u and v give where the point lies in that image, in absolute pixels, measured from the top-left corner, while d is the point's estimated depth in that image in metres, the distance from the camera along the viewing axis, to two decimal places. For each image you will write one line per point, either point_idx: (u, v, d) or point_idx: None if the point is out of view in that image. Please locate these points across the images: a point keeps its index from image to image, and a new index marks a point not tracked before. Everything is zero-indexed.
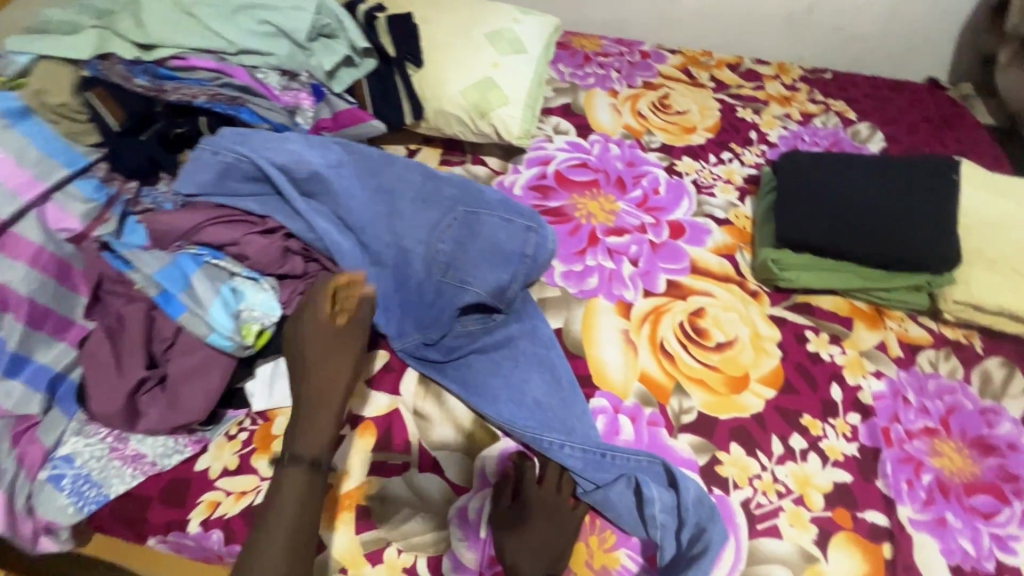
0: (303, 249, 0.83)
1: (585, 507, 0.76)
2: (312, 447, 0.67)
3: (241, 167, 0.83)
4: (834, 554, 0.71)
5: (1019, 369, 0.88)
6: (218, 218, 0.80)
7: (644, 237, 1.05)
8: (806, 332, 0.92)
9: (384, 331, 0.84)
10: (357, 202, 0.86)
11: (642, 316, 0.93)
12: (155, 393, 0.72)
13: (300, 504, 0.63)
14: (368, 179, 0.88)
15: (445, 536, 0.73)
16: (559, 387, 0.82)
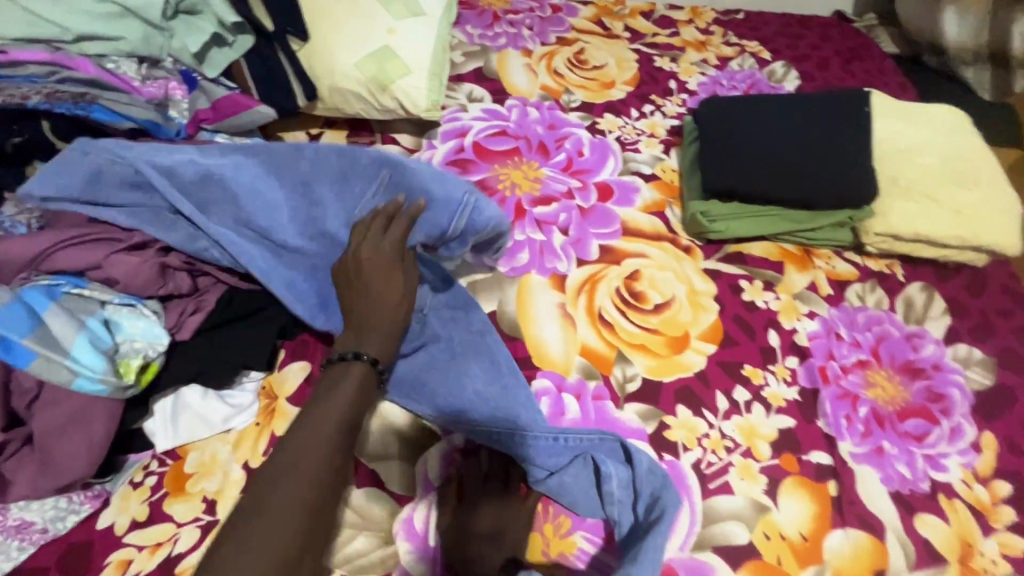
0: (185, 265, 0.73)
1: (536, 496, 0.73)
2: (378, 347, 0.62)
3: (117, 170, 0.73)
4: (785, 501, 0.71)
5: (937, 291, 0.91)
6: (71, 240, 0.68)
7: (572, 203, 1.00)
8: (740, 281, 0.91)
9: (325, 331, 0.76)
10: (264, 200, 0.76)
11: (578, 287, 0.90)
12: (25, 455, 0.62)
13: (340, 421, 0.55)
14: (282, 178, 0.77)
15: (392, 552, 0.68)
16: (501, 373, 0.77)
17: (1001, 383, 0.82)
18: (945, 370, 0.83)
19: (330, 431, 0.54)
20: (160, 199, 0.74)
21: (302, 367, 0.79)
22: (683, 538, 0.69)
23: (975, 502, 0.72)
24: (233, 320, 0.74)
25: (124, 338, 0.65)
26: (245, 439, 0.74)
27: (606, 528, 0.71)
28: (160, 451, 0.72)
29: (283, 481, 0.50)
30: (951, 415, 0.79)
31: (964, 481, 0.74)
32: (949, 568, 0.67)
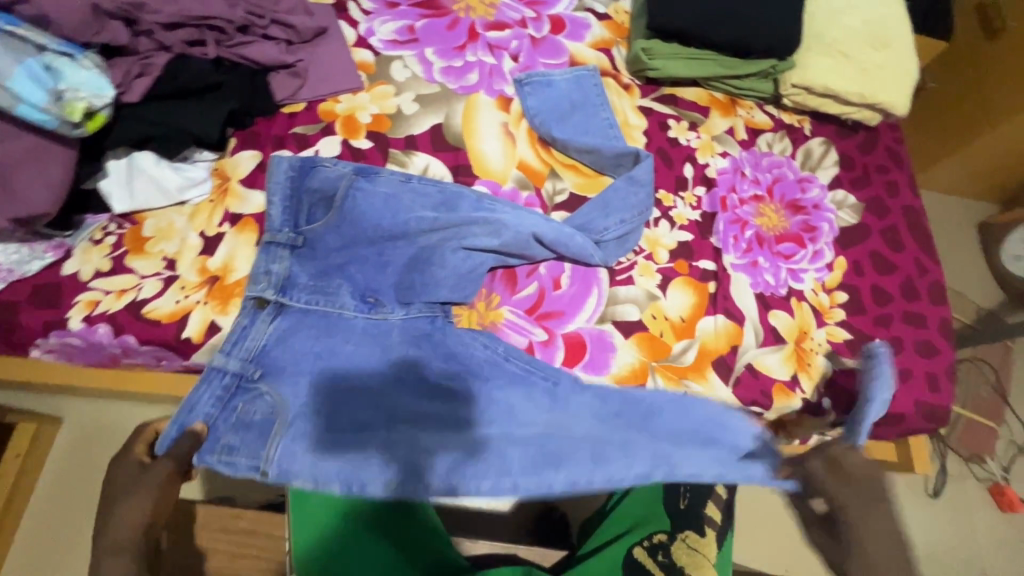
0: (120, 12, 0.73)
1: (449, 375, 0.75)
2: None
3: (323, 172, 0.80)
4: (672, 294, 0.87)
5: (835, 146, 1.04)
6: None
7: (524, 31, 1.03)
8: (669, 120, 1.00)
9: (382, 249, 0.80)
10: (410, 267, 0.80)
11: (521, 110, 0.96)
12: None
13: None
14: (387, 273, 0.80)
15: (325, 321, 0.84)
16: (440, 279, 0.78)
17: (862, 223, 0.99)
18: (822, 209, 0.98)
19: None
20: (360, 253, 0.80)
21: (253, 157, 0.84)
22: (590, 315, 0.83)
23: (818, 304, 0.90)
24: (182, 89, 0.77)
25: (66, 85, 0.66)
26: (200, 211, 0.80)
27: (528, 319, 0.81)
28: (116, 214, 0.77)
29: None
30: (817, 242, 0.95)
31: (813, 290, 0.91)
32: (787, 347, 0.86)
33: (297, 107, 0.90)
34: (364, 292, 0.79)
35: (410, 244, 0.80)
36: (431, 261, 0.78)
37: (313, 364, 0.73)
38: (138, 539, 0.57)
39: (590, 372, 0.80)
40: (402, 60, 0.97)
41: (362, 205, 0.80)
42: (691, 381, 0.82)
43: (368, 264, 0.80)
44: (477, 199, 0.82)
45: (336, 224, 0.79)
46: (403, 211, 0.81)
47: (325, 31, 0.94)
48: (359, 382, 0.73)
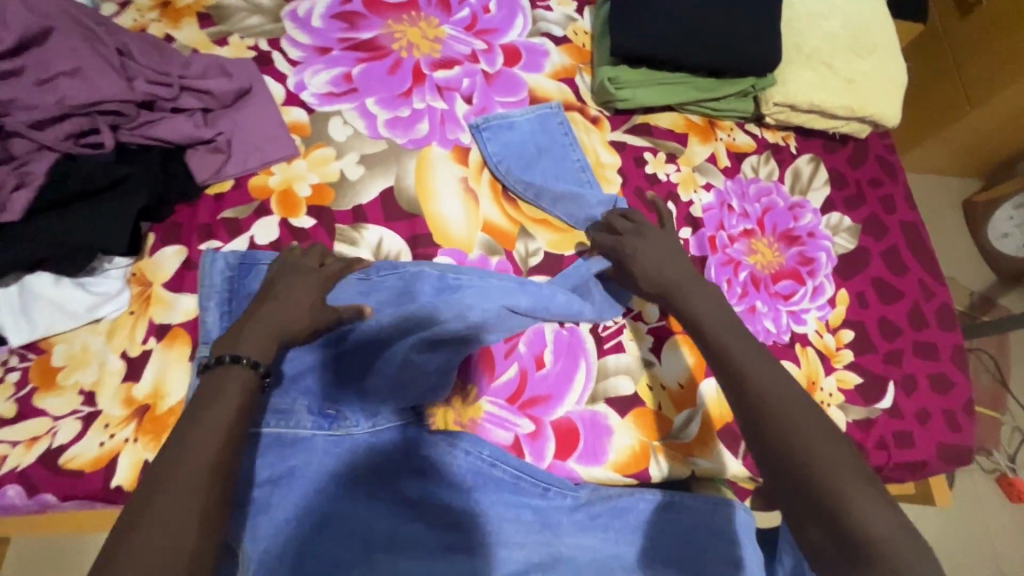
0: None
1: (429, 492, 0.67)
2: (259, 348, 0.53)
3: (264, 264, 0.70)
4: (667, 357, 0.78)
5: (824, 163, 0.96)
6: None
7: (475, 67, 0.93)
8: (645, 154, 0.91)
9: (345, 354, 0.69)
10: (382, 371, 0.68)
11: (481, 161, 0.86)
12: None
13: (239, 415, 0.48)
14: (354, 382, 0.69)
15: None
16: (419, 380, 0.68)
17: (861, 247, 0.92)
18: (817, 237, 0.90)
19: (221, 436, 0.46)
20: (324, 362, 0.69)
21: (177, 253, 0.73)
22: (580, 394, 0.75)
23: (824, 348, 0.83)
24: (72, 193, 0.67)
25: None
26: (119, 328, 0.69)
27: (511, 408, 0.73)
28: (18, 345, 0.66)
29: (183, 449, 0.44)
30: (816, 276, 0.87)
31: (817, 331, 0.84)
32: None
33: (224, 186, 0.78)
34: (324, 405, 0.68)
35: (381, 346, 0.69)
36: (408, 360, 0.68)
37: (281, 493, 0.62)
38: (275, 334, 0.56)
39: (586, 461, 0.73)
40: (341, 114, 0.86)
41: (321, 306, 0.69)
42: (698, 457, 0.74)
43: (333, 376, 0.69)
44: (447, 277, 0.74)
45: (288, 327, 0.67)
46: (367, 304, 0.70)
47: (248, 91, 0.83)
48: (332, 514, 0.64)
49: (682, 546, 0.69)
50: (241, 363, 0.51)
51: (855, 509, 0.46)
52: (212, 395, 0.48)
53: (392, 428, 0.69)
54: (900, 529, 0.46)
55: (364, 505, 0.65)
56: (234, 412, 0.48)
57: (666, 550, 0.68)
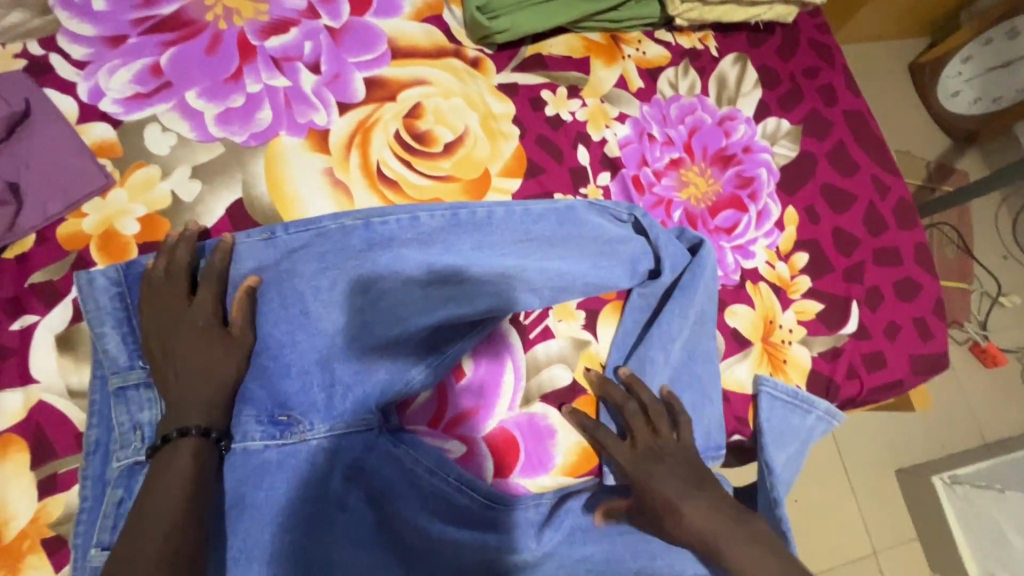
0: None
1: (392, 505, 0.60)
2: (200, 411, 0.53)
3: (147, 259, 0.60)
4: (603, 331, 0.69)
5: (749, 61, 0.83)
6: None
7: (316, 24, 0.75)
8: (542, 93, 0.76)
9: (330, 345, 0.62)
10: (362, 357, 0.62)
11: (345, 143, 0.70)
12: None
13: (189, 494, 0.49)
14: (323, 375, 0.61)
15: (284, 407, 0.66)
16: (412, 357, 0.63)
17: (804, 152, 0.81)
18: (754, 151, 0.79)
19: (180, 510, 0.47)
20: (304, 358, 0.61)
21: None
22: (512, 397, 0.65)
23: (777, 280, 0.74)
24: None
25: None
26: None
27: (435, 429, 0.64)
28: None
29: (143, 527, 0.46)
30: (758, 198, 0.77)
31: (768, 262, 0.75)
32: (754, 349, 0.71)
33: (25, 244, 0.62)
34: (272, 412, 0.59)
35: (369, 338, 0.62)
36: (398, 344, 0.62)
37: (235, 528, 0.53)
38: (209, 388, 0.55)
39: (530, 472, 0.65)
40: (157, 119, 0.68)
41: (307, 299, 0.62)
42: None
43: (306, 375, 0.61)
44: (471, 232, 0.66)
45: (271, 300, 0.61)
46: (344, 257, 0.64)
47: (25, 115, 0.65)
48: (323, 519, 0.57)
49: (645, 540, 0.61)
50: (188, 436, 0.52)
51: None
52: (157, 479, 0.49)
53: (356, 433, 0.61)
54: None
55: (336, 515, 0.58)
56: (183, 499, 0.48)
57: (632, 548, 0.61)
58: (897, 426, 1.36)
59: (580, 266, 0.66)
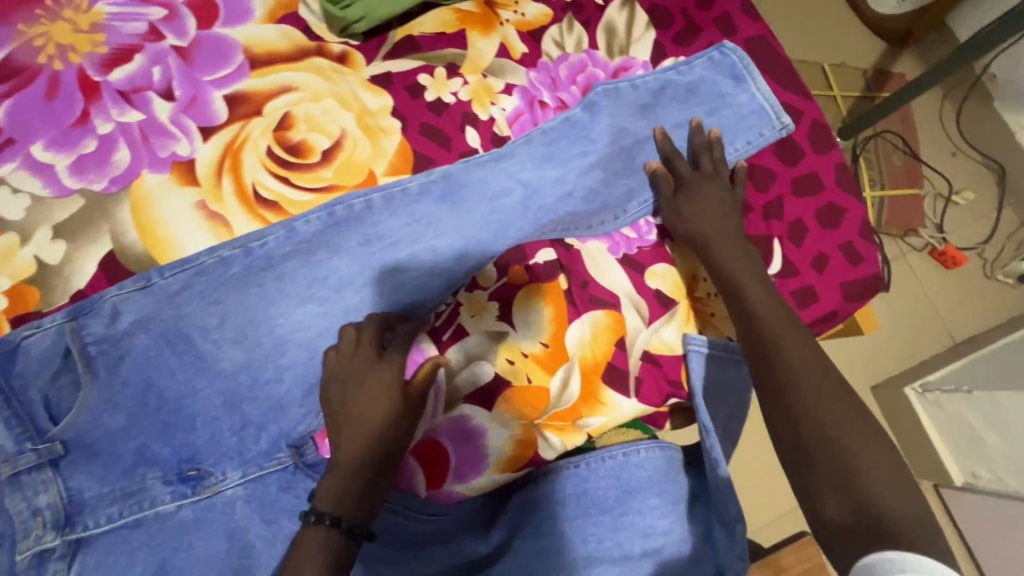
0: None
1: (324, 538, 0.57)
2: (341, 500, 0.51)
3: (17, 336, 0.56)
4: (520, 319, 0.66)
5: (637, 3, 0.78)
6: None
7: (161, 45, 0.69)
8: (418, 78, 0.71)
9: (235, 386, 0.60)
10: (267, 395, 0.60)
11: (215, 170, 0.66)
12: None
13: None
14: (228, 418, 0.59)
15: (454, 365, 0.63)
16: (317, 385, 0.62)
17: None
18: None
19: None
20: (210, 403, 0.59)
21: None
22: (434, 403, 0.62)
23: None
24: None
25: None
26: None
27: None
28: None
29: None
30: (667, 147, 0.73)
31: None
32: (679, 308, 0.70)
33: None
34: (180, 467, 0.58)
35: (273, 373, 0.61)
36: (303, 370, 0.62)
37: None
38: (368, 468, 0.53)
39: (465, 477, 0.62)
40: (5, 182, 0.63)
41: (205, 344, 0.59)
42: (587, 416, 0.65)
43: (210, 423, 0.59)
44: (357, 227, 0.64)
45: (163, 350, 0.58)
46: (224, 292, 0.61)
47: None
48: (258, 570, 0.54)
49: (593, 522, 0.61)
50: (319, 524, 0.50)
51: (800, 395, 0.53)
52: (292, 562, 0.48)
53: (272, 473, 0.60)
54: (831, 397, 0.52)
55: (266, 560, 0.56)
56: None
57: (579, 532, 0.60)
58: (866, 344, 1.35)
59: (470, 231, 0.65)
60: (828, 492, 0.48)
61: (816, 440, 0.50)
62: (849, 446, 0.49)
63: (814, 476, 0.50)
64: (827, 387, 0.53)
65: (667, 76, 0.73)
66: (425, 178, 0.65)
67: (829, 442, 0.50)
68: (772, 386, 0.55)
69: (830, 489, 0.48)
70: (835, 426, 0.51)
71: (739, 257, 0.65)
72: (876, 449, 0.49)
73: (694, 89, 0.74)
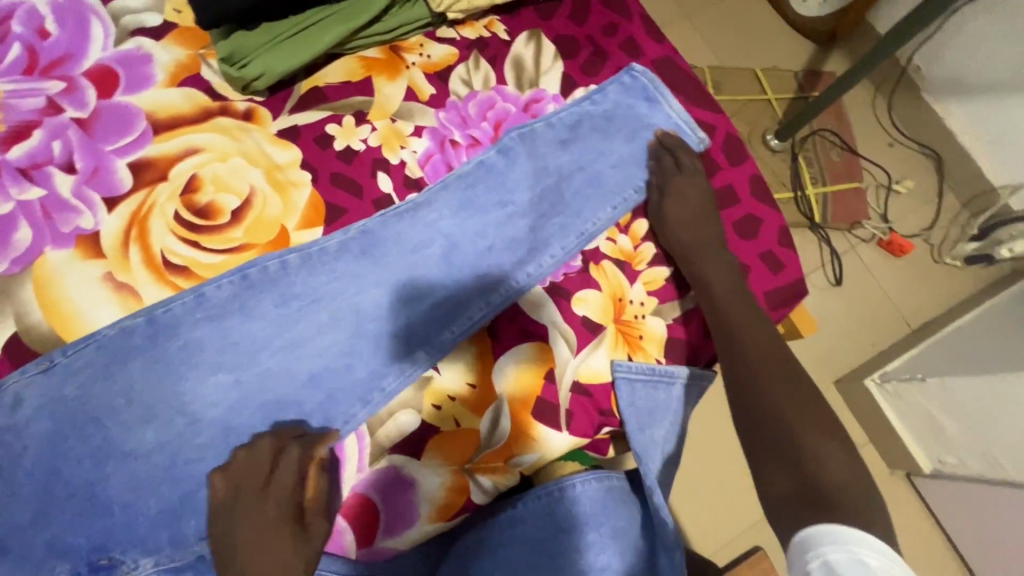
0: None
1: None
2: None
3: None
4: (447, 362, 0.66)
5: (543, 34, 0.79)
6: None
7: (61, 119, 0.68)
8: (327, 128, 0.71)
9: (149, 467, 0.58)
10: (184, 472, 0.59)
11: (122, 240, 0.64)
12: None
13: None
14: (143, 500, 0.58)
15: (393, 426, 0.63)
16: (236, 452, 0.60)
17: None
18: None
19: None
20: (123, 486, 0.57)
21: None
22: (359, 458, 0.62)
23: (620, 254, 0.73)
24: None
25: None
26: None
27: None
28: None
29: None
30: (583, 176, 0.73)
31: (610, 239, 0.73)
32: (607, 332, 0.69)
33: None
34: (91, 555, 0.56)
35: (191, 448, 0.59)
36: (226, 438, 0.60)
37: None
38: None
39: (395, 530, 0.61)
40: None
41: (113, 425, 0.58)
42: (520, 454, 0.65)
43: (123, 506, 0.57)
44: (274, 289, 0.63)
45: (69, 436, 0.57)
46: (130, 365, 0.59)
47: None
48: None
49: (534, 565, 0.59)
50: None
51: (765, 396, 0.60)
52: None
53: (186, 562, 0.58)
54: (795, 399, 0.59)
55: None
56: None
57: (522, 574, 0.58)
58: (825, 339, 1.37)
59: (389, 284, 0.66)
60: (775, 467, 0.55)
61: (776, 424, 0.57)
62: (798, 432, 0.56)
63: (764, 454, 0.57)
64: (786, 383, 0.61)
65: (582, 108, 0.74)
66: (344, 234, 0.65)
67: (782, 426, 0.57)
68: (741, 382, 0.63)
69: (780, 465, 0.55)
70: (790, 414, 0.58)
71: (716, 272, 0.70)
72: (816, 431, 0.56)
73: (608, 118, 0.75)
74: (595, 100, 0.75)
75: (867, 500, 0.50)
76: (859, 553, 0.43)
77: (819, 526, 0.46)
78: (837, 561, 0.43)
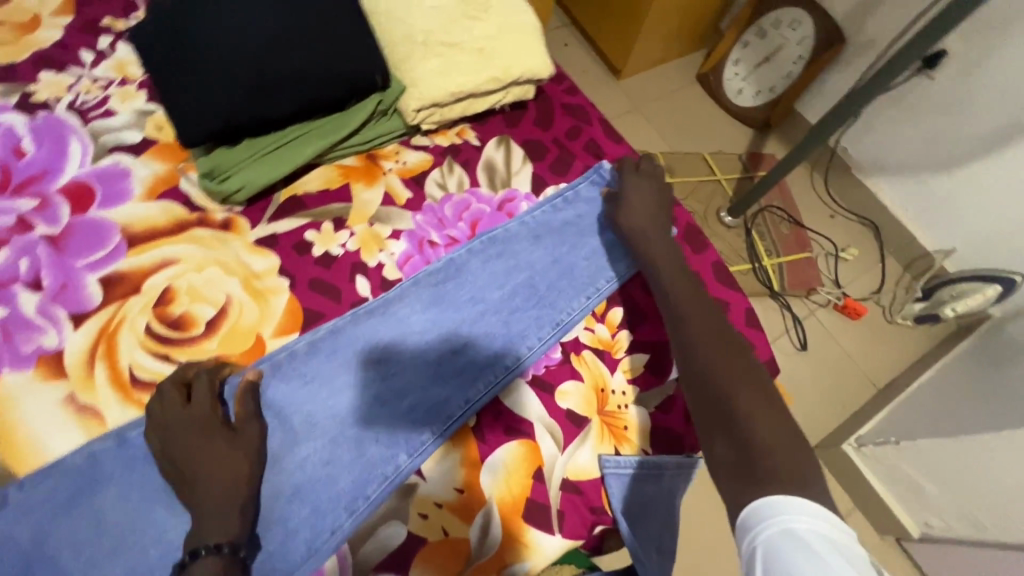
0: None
1: None
2: None
3: None
4: (430, 467, 0.64)
5: (511, 140, 0.85)
6: None
7: (31, 236, 0.67)
8: (306, 234, 0.72)
9: None
10: None
11: (87, 358, 0.62)
12: None
13: None
14: None
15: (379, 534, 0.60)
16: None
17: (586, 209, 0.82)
18: None
19: None
20: None
21: None
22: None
23: (598, 343, 0.74)
24: None
25: None
26: None
27: None
28: None
29: None
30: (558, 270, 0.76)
31: (588, 327, 0.75)
32: (592, 426, 0.69)
33: None
34: None
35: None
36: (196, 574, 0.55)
37: None
38: None
39: None
40: None
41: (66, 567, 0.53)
42: (511, 563, 0.62)
43: None
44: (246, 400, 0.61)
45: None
46: (96, 495, 0.56)
47: None
48: None
49: None
50: None
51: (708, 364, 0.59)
52: None
53: None
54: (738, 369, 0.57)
55: None
56: None
57: None
58: (799, 403, 1.40)
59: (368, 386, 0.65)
60: (721, 436, 0.52)
61: (718, 397, 0.55)
62: (737, 397, 0.54)
63: (706, 420, 0.55)
64: (733, 356, 0.59)
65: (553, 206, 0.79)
66: (316, 336, 0.66)
67: (720, 398, 0.55)
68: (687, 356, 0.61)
69: (720, 433, 0.53)
70: (726, 380, 0.56)
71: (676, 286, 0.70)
72: (753, 395, 0.54)
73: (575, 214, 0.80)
74: (563, 198, 0.80)
75: (798, 461, 0.48)
76: (788, 524, 0.41)
77: (766, 497, 0.44)
78: (774, 538, 0.41)
